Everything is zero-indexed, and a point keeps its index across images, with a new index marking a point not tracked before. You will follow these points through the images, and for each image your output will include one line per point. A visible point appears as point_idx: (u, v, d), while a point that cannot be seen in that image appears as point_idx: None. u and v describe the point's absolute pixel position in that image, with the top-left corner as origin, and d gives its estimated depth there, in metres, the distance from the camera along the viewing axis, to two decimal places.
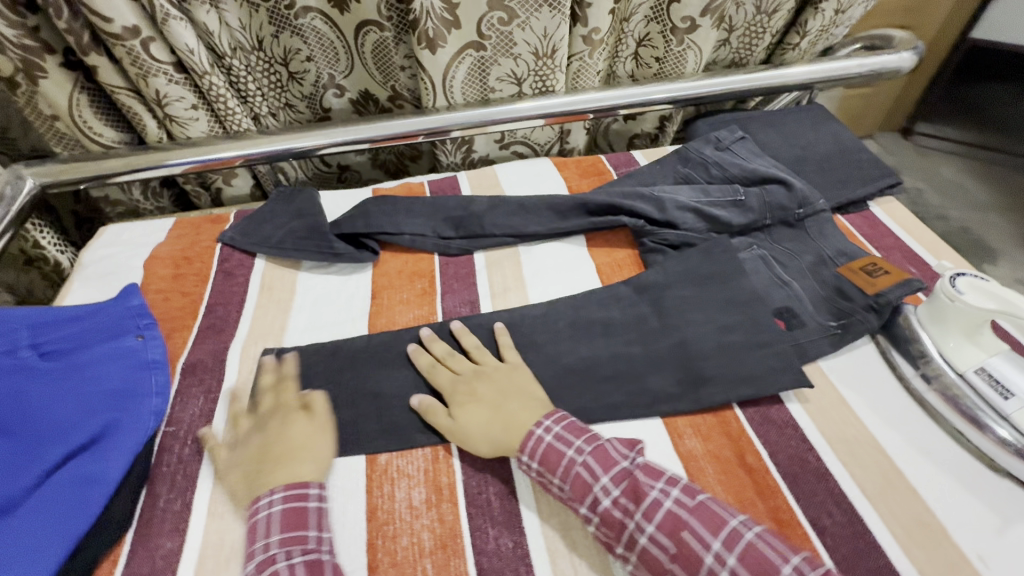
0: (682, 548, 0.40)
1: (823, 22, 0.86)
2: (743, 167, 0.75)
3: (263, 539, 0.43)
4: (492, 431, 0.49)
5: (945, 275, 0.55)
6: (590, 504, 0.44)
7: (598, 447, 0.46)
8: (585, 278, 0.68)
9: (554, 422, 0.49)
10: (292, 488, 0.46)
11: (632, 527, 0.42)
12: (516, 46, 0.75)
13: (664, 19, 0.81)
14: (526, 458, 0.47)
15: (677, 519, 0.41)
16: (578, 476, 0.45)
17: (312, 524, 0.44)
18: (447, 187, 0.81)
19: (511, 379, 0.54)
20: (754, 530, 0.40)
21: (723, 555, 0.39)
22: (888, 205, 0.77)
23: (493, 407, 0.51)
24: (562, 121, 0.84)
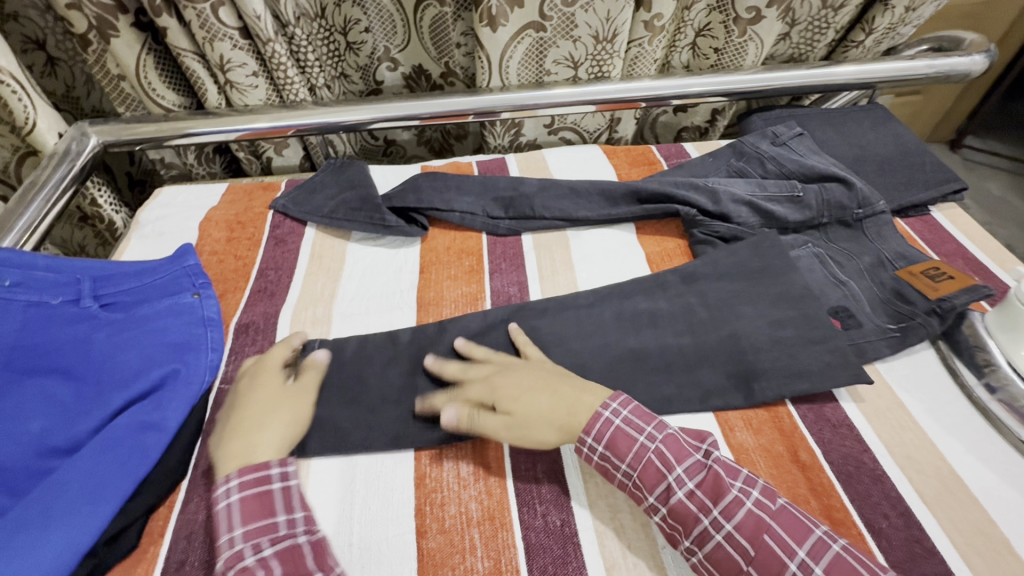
0: (762, 552, 0.40)
1: (891, 19, 0.84)
2: (801, 163, 0.73)
3: (228, 534, 0.41)
4: (555, 415, 0.48)
5: (1018, 283, 0.53)
6: (661, 495, 0.43)
7: (671, 437, 0.45)
8: (634, 266, 0.67)
9: (620, 405, 0.48)
10: (247, 472, 0.44)
11: (708, 524, 0.41)
12: (577, 28, 0.74)
13: (727, 9, 0.79)
14: (592, 440, 0.46)
15: (759, 521, 0.41)
16: (649, 464, 0.44)
17: (277, 510, 0.43)
18: (496, 168, 0.81)
19: (546, 368, 0.52)
20: (838, 542, 0.40)
21: (808, 564, 0.39)
22: (950, 211, 0.74)
23: (550, 393, 0.49)
24: (614, 108, 0.83)
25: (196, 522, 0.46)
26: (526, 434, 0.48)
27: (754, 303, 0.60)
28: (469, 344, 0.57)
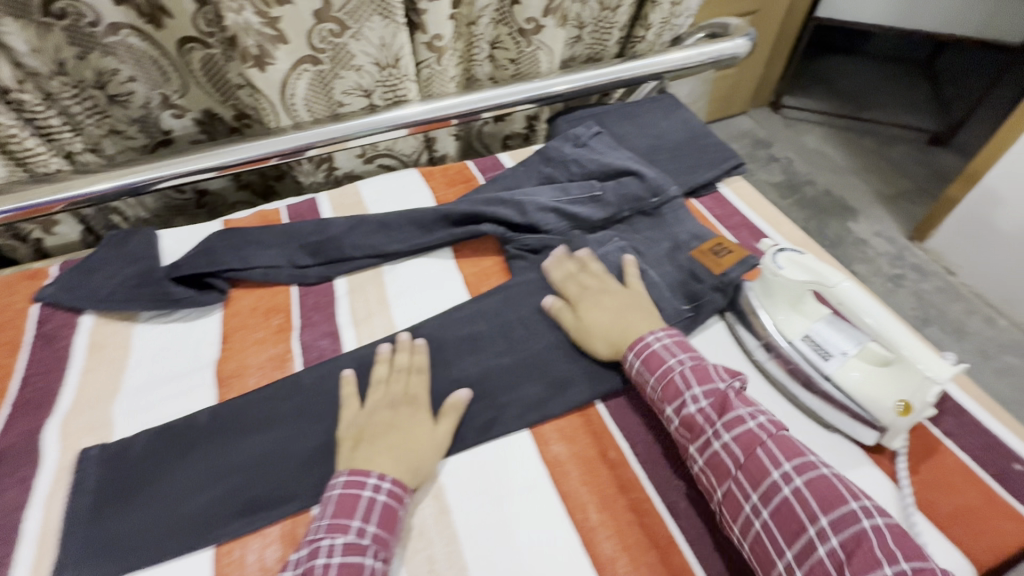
0: (751, 461, 0.46)
1: (663, 14, 0.90)
2: (600, 162, 0.76)
3: (360, 522, 0.44)
4: (610, 333, 0.58)
5: (769, 250, 0.56)
6: (676, 408, 0.51)
7: (699, 365, 0.52)
8: (452, 292, 0.67)
9: (667, 333, 0.56)
10: (399, 487, 0.47)
11: (710, 434, 0.48)
12: (355, 58, 0.71)
13: (510, 20, 0.80)
14: (632, 355, 0.55)
15: (754, 437, 0.47)
16: (672, 381, 0.52)
17: (355, 516, 0.45)
18: (306, 211, 0.77)
19: (632, 297, 0.61)
20: (826, 468, 0.45)
21: (791, 475, 0.44)
22: (736, 184, 0.82)
23: (615, 314, 0.59)
24: (424, 129, 0.81)
25: None
26: (586, 342, 0.58)
27: (565, 309, 0.62)
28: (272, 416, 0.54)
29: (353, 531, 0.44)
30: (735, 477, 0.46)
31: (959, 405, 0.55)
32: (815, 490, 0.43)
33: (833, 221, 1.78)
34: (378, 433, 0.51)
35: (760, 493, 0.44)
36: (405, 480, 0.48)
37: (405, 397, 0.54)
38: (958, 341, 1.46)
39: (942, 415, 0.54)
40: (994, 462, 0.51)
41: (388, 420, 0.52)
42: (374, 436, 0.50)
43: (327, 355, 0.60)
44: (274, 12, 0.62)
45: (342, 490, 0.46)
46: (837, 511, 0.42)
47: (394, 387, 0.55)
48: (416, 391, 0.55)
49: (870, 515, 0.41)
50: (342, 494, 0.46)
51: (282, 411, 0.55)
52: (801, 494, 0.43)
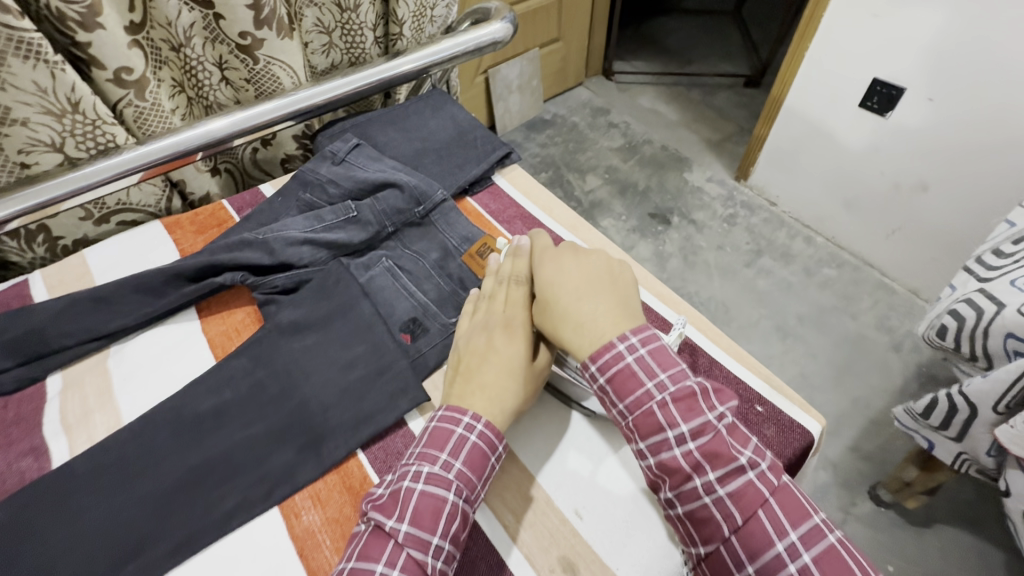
0: (751, 524, 0.41)
1: (411, 8, 0.86)
2: (357, 178, 0.71)
3: (448, 457, 0.45)
4: (567, 328, 0.48)
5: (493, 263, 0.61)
6: (657, 446, 0.44)
7: (684, 389, 0.44)
8: (195, 360, 0.58)
9: (639, 339, 0.46)
10: (490, 430, 0.47)
11: (699, 486, 0.42)
12: (13, 110, 0.58)
13: (223, 38, 0.71)
14: (597, 369, 0.46)
15: (756, 497, 0.41)
16: (651, 413, 0.44)
17: (443, 450, 0.45)
18: (12, 299, 0.64)
19: (599, 272, 0.52)
20: (834, 534, 0.40)
21: (797, 548, 0.40)
22: (513, 172, 0.80)
23: (578, 294, 0.49)
24: (157, 172, 0.71)
25: None
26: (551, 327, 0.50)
27: (323, 352, 0.57)
28: None
29: (440, 463, 0.45)
30: (727, 541, 0.41)
31: (711, 357, 0.57)
32: (828, 565, 0.39)
33: (671, 174, 1.87)
34: (475, 363, 0.51)
35: (758, 566, 0.40)
36: (495, 423, 0.48)
37: (501, 320, 0.53)
38: (788, 265, 1.59)
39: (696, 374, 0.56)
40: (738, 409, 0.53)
41: (481, 349, 0.52)
42: (477, 369, 0.50)
43: (30, 476, 0.50)
44: None
45: (439, 423, 0.47)
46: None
47: (493, 312, 0.55)
48: (512, 313, 0.53)
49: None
50: (437, 426, 0.47)
51: None
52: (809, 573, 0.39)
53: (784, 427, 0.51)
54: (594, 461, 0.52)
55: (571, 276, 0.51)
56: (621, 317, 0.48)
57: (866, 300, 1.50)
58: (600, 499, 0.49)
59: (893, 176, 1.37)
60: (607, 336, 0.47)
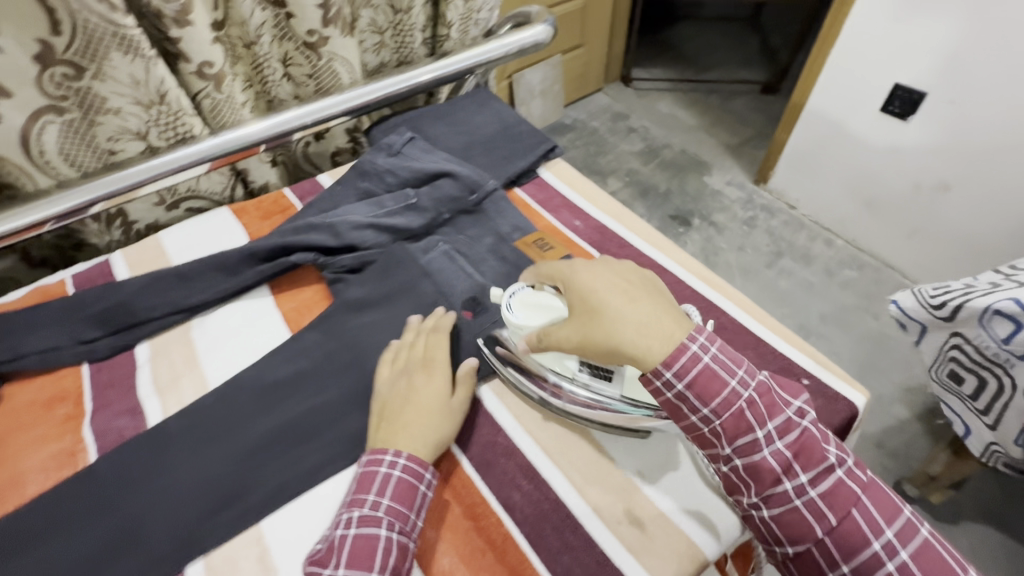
0: (846, 522, 0.41)
1: (460, 11, 0.91)
2: (413, 169, 0.75)
3: (376, 496, 0.45)
4: (625, 336, 0.45)
5: (505, 297, 0.55)
6: (746, 448, 0.43)
7: (764, 389, 0.44)
8: (271, 333, 0.62)
9: (710, 339, 0.45)
10: (415, 461, 0.48)
11: (790, 488, 0.42)
12: (109, 100, 0.64)
13: (292, 35, 0.77)
14: (670, 374, 0.43)
15: (849, 494, 0.42)
16: (737, 413, 0.43)
17: (372, 491, 0.46)
18: (96, 276, 0.69)
19: (634, 282, 0.49)
20: (924, 527, 0.42)
21: (893, 543, 0.40)
22: (557, 166, 0.84)
23: (623, 303, 0.47)
24: (227, 161, 0.75)
25: None
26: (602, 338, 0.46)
27: (390, 327, 0.61)
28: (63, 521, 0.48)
29: (368, 505, 0.45)
30: (819, 541, 0.41)
31: (759, 338, 0.61)
32: (920, 557, 0.40)
33: (691, 178, 1.91)
34: (396, 408, 0.51)
35: (854, 564, 0.40)
36: (419, 456, 0.49)
37: (422, 363, 0.55)
38: (808, 266, 1.61)
39: (745, 351, 0.59)
40: None
41: (404, 392, 0.52)
42: (394, 413, 0.51)
43: (127, 435, 0.54)
44: None
45: (364, 468, 0.47)
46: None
47: (410, 355, 0.55)
48: (434, 355, 0.55)
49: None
50: (364, 470, 0.47)
51: (69, 511, 0.48)
52: (906, 567, 0.40)
53: (830, 399, 0.55)
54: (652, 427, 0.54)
55: (608, 286, 0.48)
56: (678, 319, 0.46)
57: (887, 300, 1.52)
58: (662, 461, 0.52)
59: (914, 178, 1.39)
60: (673, 335, 0.44)
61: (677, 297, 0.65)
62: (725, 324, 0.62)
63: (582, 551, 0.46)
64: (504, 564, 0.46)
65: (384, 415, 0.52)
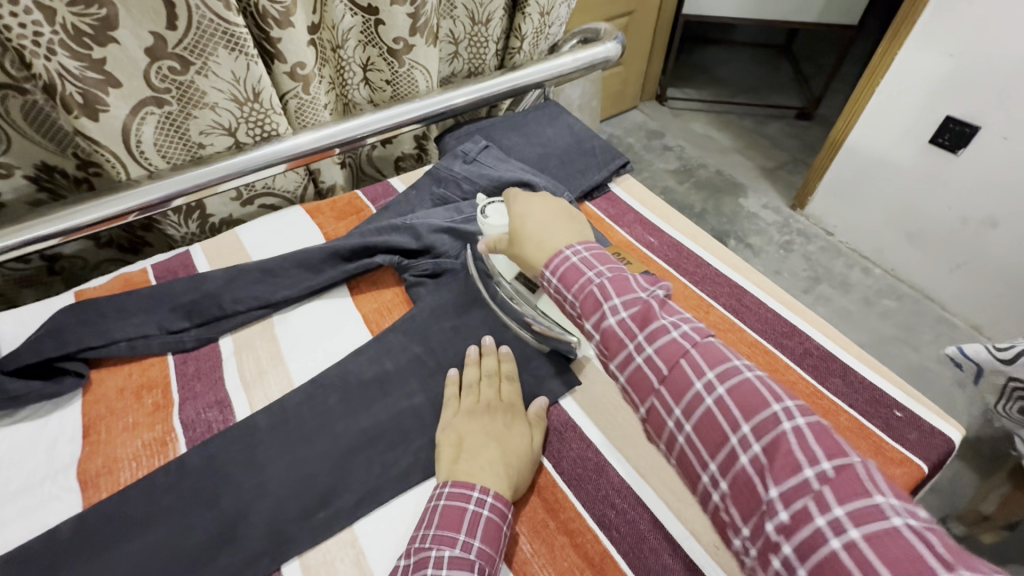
0: (674, 372, 0.40)
1: (534, 25, 0.92)
2: (490, 177, 0.75)
3: (466, 536, 0.43)
4: (533, 246, 0.51)
5: (483, 204, 0.64)
6: (596, 321, 0.44)
7: (619, 276, 0.45)
8: (353, 333, 0.63)
9: (588, 251, 0.48)
10: (501, 501, 0.46)
11: (630, 348, 0.42)
12: (207, 95, 0.65)
13: (377, 42, 0.77)
14: (549, 274, 0.48)
15: (678, 348, 0.41)
16: (590, 293, 0.45)
17: (462, 530, 0.43)
18: (177, 267, 0.69)
19: (559, 209, 0.55)
20: (752, 372, 0.39)
21: (714, 384, 0.39)
22: (626, 181, 0.85)
23: (540, 224, 0.53)
24: (304, 161, 0.76)
25: None
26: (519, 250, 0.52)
27: (474, 335, 0.61)
28: (159, 513, 0.48)
29: (459, 545, 0.42)
30: (658, 394, 0.41)
31: (847, 365, 0.60)
32: (739, 399, 0.38)
33: (726, 199, 1.90)
34: (476, 443, 0.50)
35: (718, 462, 0.38)
36: (504, 495, 0.47)
37: (501, 404, 0.54)
38: (846, 294, 1.59)
39: (833, 379, 0.59)
40: (878, 413, 0.56)
41: (485, 428, 0.51)
42: (474, 449, 0.49)
43: (216, 428, 0.54)
44: (94, 54, 0.55)
45: (447, 502, 0.45)
46: (756, 416, 0.37)
47: (486, 394, 0.54)
48: (511, 399, 0.55)
49: (791, 417, 0.36)
50: (447, 505, 0.45)
51: (166, 503, 0.49)
52: (723, 404, 0.38)
53: (926, 433, 0.54)
54: None
55: (538, 211, 0.54)
56: (575, 237, 0.51)
57: (928, 333, 1.49)
58: None
59: (962, 213, 1.38)
60: (558, 247, 0.50)
61: (758, 319, 0.65)
62: (810, 350, 0.61)
63: (681, 573, 0.46)
64: None
65: (483, 427, 0.51)
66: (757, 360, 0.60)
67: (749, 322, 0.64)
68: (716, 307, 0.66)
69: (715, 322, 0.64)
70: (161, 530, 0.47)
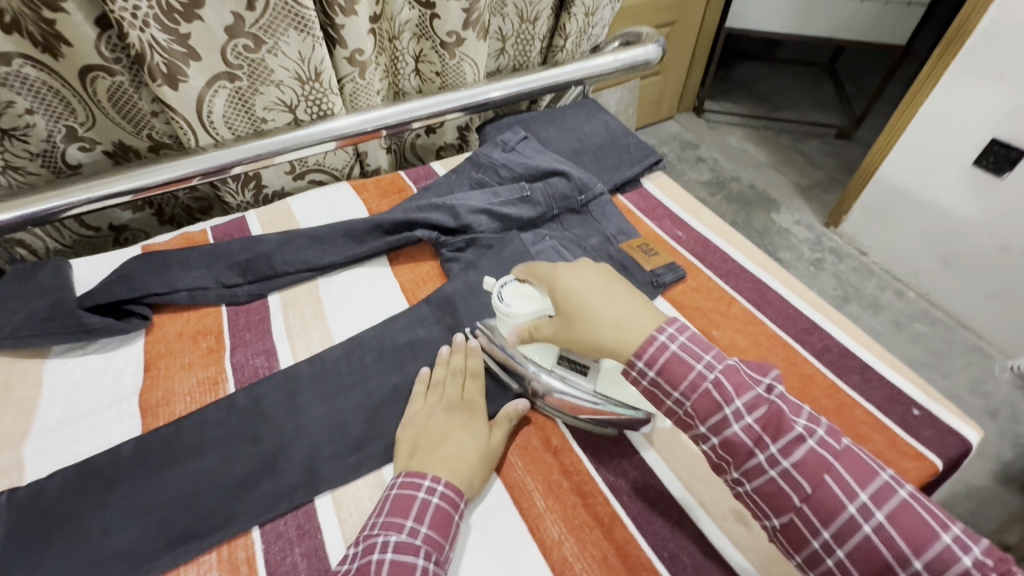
0: (820, 492, 0.40)
1: (579, 25, 0.95)
2: (527, 165, 0.79)
3: (413, 523, 0.44)
4: (603, 333, 0.48)
5: (495, 288, 0.58)
6: (715, 425, 0.43)
7: (730, 367, 0.45)
8: (390, 300, 0.67)
9: (676, 329, 0.47)
10: (452, 490, 0.46)
11: (762, 459, 0.42)
12: (274, 73, 0.71)
13: (431, 34, 0.82)
14: (641, 364, 0.46)
15: (821, 460, 0.41)
16: (706, 393, 0.44)
17: (409, 517, 0.44)
18: (233, 231, 0.75)
19: (604, 277, 0.53)
20: (904, 489, 0.40)
21: (870, 507, 0.39)
22: (658, 179, 0.87)
23: (599, 300, 0.50)
24: (354, 141, 0.81)
25: None
26: (585, 333, 0.49)
27: None
28: (209, 442, 0.53)
29: (406, 530, 0.43)
30: (799, 510, 0.41)
31: (865, 362, 0.61)
32: (899, 522, 0.38)
33: (758, 213, 1.88)
34: (432, 441, 0.51)
35: (833, 530, 0.39)
36: (456, 484, 0.47)
37: (461, 402, 0.54)
38: (876, 315, 1.56)
39: (851, 375, 0.60)
40: (894, 410, 0.57)
41: (440, 426, 0.52)
42: (429, 445, 0.50)
43: (261, 373, 0.59)
44: (181, 29, 0.61)
45: (399, 490, 0.46)
46: (924, 546, 0.37)
47: (449, 393, 0.55)
48: (472, 395, 0.55)
49: (967, 549, 0.37)
50: (398, 494, 0.46)
51: (215, 433, 0.53)
52: (883, 531, 0.38)
53: (941, 431, 0.55)
54: None
55: (587, 285, 0.51)
56: (655, 316, 0.49)
57: (960, 359, 1.45)
58: None
59: (1003, 238, 1.34)
60: (644, 331, 0.47)
61: (780, 314, 0.66)
62: (830, 346, 0.63)
63: (687, 538, 0.48)
64: (611, 540, 0.48)
65: (440, 427, 0.52)
66: (777, 352, 0.62)
67: (770, 316, 0.66)
68: (739, 300, 0.68)
69: (737, 314, 0.66)
70: (210, 457, 0.52)
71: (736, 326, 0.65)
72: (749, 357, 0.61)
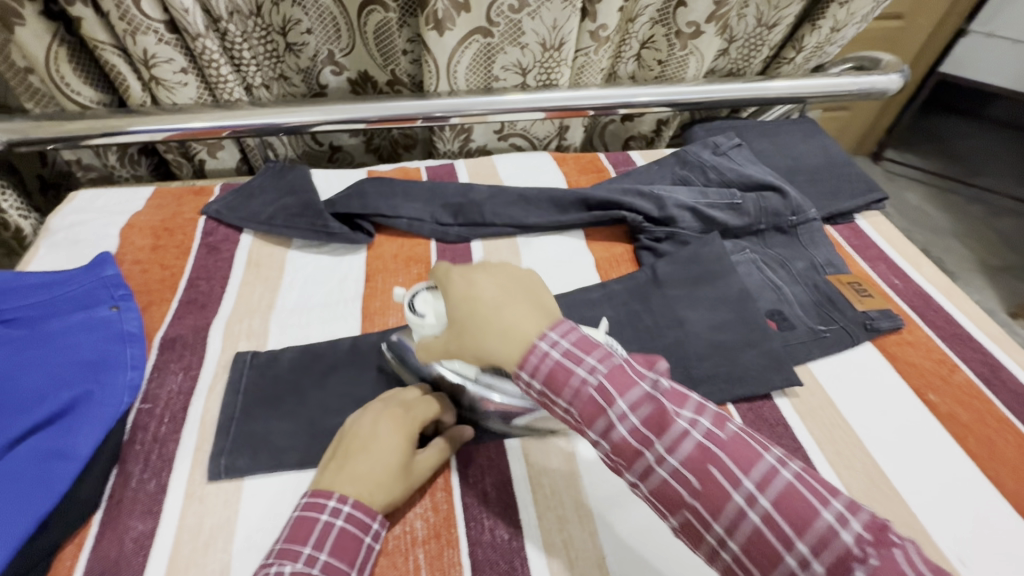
0: (707, 486, 0.32)
1: (818, 39, 0.89)
2: (740, 172, 0.75)
3: (313, 549, 0.38)
4: (483, 345, 0.38)
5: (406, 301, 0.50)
6: (602, 429, 0.35)
7: (615, 366, 0.35)
8: (584, 273, 0.68)
9: (560, 333, 0.37)
10: (361, 511, 0.41)
11: (650, 460, 0.33)
12: (524, 35, 0.74)
13: (669, 22, 0.82)
14: (526, 375, 0.37)
15: (706, 451, 0.33)
16: (588, 398, 0.35)
17: (305, 545, 0.38)
18: (445, 174, 0.80)
19: (522, 279, 0.42)
20: (791, 468, 0.32)
21: (755, 496, 0.31)
22: (874, 218, 0.80)
23: (494, 310, 0.38)
24: (563, 114, 0.83)
25: (106, 558, 0.42)
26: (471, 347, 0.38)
27: (693, 308, 0.62)
28: None
29: (302, 560, 0.38)
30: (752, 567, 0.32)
31: None
32: (788, 508, 0.30)
33: None
34: (353, 449, 0.44)
35: (724, 524, 0.31)
36: (366, 502, 0.42)
37: (404, 410, 0.47)
38: None
39: None
40: None
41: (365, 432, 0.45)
42: (347, 454, 0.44)
43: None
44: None
45: (300, 513, 0.40)
46: (814, 530, 0.29)
47: (394, 399, 0.49)
48: (417, 408, 0.48)
49: (848, 525, 0.29)
50: (299, 516, 0.40)
51: None
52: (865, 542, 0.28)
53: None
54: (983, 522, 0.48)
55: (488, 285, 0.40)
56: (541, 316, 0.38)
57: None
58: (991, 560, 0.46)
59: None
60: (526, 337, 0.37)
61: (1014, 398, 0.58)
62: None
63: None
64: None
65: (366, 432, 0.45)
66: (1008, 440, 0.54)
67: (1002, 397, 0.58)
68: (963, 369, 0.60)
69: (961, 384, 0.59)
70: None
71: (959, 397, 0.58)
72: (973, 435, 0.54)
